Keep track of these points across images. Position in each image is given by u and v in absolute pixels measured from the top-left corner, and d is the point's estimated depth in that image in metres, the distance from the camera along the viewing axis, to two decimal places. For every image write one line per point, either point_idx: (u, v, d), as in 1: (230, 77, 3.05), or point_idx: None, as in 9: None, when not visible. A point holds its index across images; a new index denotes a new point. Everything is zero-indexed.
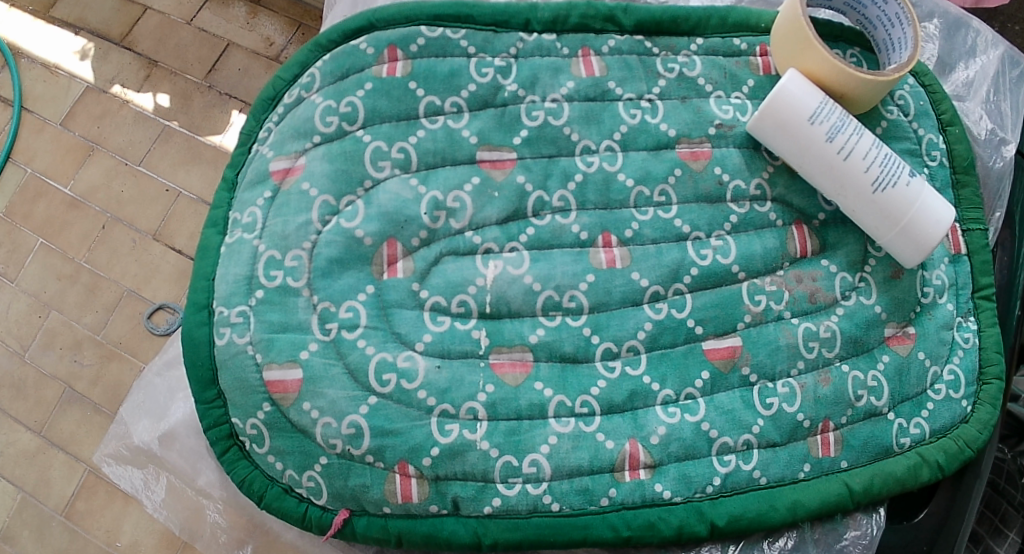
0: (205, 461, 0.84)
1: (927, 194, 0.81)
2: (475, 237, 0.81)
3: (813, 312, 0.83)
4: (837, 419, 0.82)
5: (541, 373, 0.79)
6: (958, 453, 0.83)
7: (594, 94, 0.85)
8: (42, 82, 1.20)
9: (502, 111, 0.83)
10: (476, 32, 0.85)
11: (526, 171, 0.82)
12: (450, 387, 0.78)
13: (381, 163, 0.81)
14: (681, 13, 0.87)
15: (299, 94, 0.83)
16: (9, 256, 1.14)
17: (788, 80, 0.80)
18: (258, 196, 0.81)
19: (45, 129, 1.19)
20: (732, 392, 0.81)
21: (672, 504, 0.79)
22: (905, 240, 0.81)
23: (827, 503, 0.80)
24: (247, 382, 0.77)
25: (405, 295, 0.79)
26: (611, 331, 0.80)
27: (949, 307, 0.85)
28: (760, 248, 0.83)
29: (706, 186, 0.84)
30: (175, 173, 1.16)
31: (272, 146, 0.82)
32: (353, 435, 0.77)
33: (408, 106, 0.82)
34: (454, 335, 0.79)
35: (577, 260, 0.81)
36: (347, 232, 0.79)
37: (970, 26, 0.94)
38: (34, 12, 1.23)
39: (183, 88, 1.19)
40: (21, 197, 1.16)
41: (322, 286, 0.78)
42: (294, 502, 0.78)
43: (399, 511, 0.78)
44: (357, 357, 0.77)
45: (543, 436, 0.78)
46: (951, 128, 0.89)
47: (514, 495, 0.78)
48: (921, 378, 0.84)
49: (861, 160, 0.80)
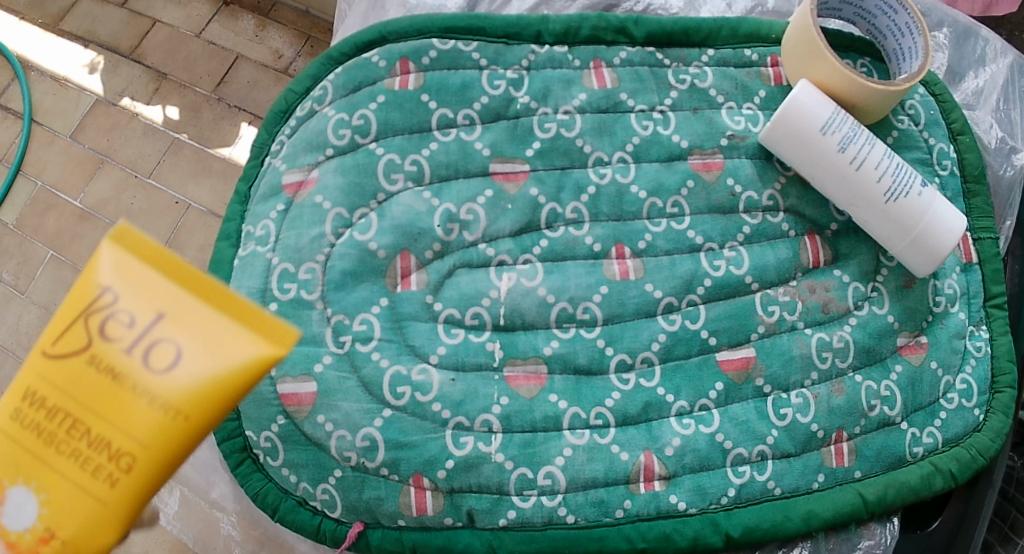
0: (219, 474, 0.84)
1: (939, 204, 0.81)
2: (489, 249, 0.81)
3: (826, 322, 0.83)
4: (850, 429, 0.82)
5: (555, 386, 0.79)
6: (971, 462, 0.83)
7: (607, 106, 0.85)
8: (51, 94, 1.21)
9: (514, 123, 0.83)
10: (488, 44, 0.85)
11: (539, 183, 0.82)
12: (464, 400, 0.78)
13: (394, 176, 0.81)
14: (692, 25, 0.87)
15: (311, 107, 0.83)
16: (21, 268, 1.15)
17: (800, 91, 0.81)
18: (271, 209, 0.81)
19: (56, 142, 1.19)
20: (746, 403, 0.81)
21: (687, 516, 0.79)
22: (917, 251, 0.81)
23: (842, 513, 0.80)
24: (261, 395, 0.77)
25: (419, 307, 0.79)
26: (625, 343, 0.80)
27: (961, 316, 0.85)
28: (773, 259, 0.83)
29: (718, 197, 0.84)
30: (186, 186, 1.16)
31: (284, 159, 0.82)
32: (367, 448, 0.77)
33: (420, 118, 0.82)
34: (469, 348, 0.79)
35: (590, 272, 0.81)
36: (360, 244, 0.79)
37: (978, 35, 0.94)
38: (44, 25, 1.24)
39: (193, 100, 1.19)
40: (31, 209, 1.17)
41: (336, 299, 0.78)
42: (308, 515, 0.78)
43: (414, 524, 0.77)
44: (371, 370, 0.77)
45: (557, 448, 0.78)
46: (962, 137, 0.89)
47: (528, 507, 0.77)
48: (935, 387, 0.83)
49: (873, 170, 0.80)
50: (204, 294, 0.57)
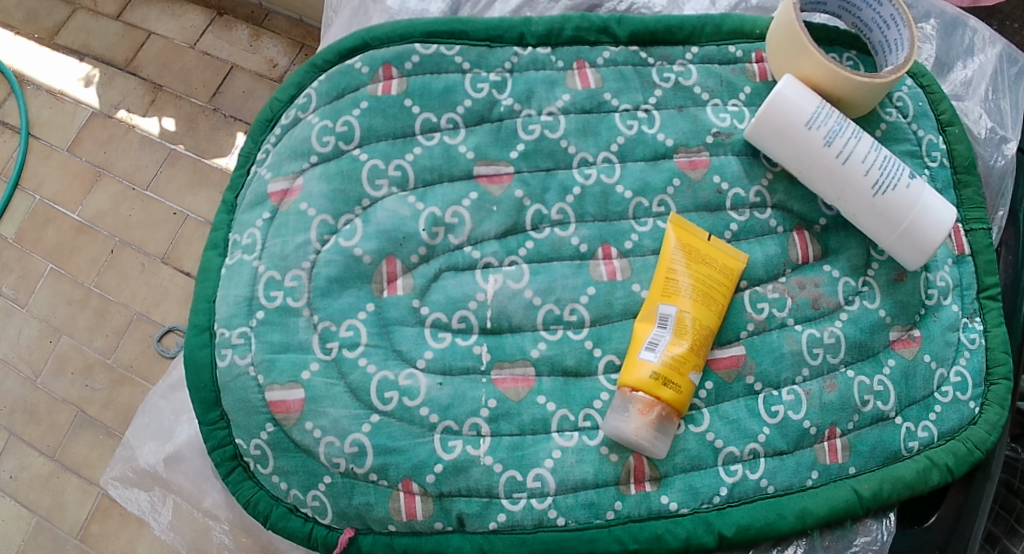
0: (211, 483, 0.84)
1: (928, 195, 0.80)
2: (474, 252, 0.81)
3: (816, 318, 0.83)
4: (843, 425, 0.81)
5: (543, 387, 0.79)
6: (967, 455, 0.82)
7: (591, 106, 0.85)
8: (47, 108, 1.22)
9: (498, 126, 0.83)
10: (470, 48, 0.84)
11: (524, 184, 0.82)
12: (453, 404, 0.77)
13: (378, 182, 0.81)
14: (676, 23, 0.87)
15: (295, 115, 0.83)
16: (20, 282, 1.15)
17: (784, 86, 0.80)
18: (256, 217, 0.81)
19: (52, 155, 1.20)
20: (737, 402, 0.80)
21: (679, 516, 0.78)
22: (906, 244, 0.80)
23: (836, 509, 0.80)
24: (249, 403, 0.78)
25: (405, 312, 0.79)
26: (613, 343, 0.80)
27: (954, 308, 0.85)
28: (761, 255, 0.83)
29: (705, 195, 0.84)
30: (182, 197, 1.16)
31: (270, 167, 0.82)
32: (356, 453, 0.77)
33: (404, 123, 0.82)
34: (456, 351, 0.79)
35: (577, 272, 0.81)
36: (346, 251, 0.79)
37: (967, 24, 0.93)
38: (39, 40, 1.25)
39: (188, 111, 1.20)
40: (30, 223, 1.17)
41: (322, 305, 0.78)
42: (300, 522, 0.78)
43: (404, 529, 0.77)
44: (358, 376, 0.77)
45: (546, 450, 0.78)
46: (951, 129, 0.88)
47: (519, 510, 0.77)
48: (928, 381, 0.83)
49: (860, 164, 0.80)
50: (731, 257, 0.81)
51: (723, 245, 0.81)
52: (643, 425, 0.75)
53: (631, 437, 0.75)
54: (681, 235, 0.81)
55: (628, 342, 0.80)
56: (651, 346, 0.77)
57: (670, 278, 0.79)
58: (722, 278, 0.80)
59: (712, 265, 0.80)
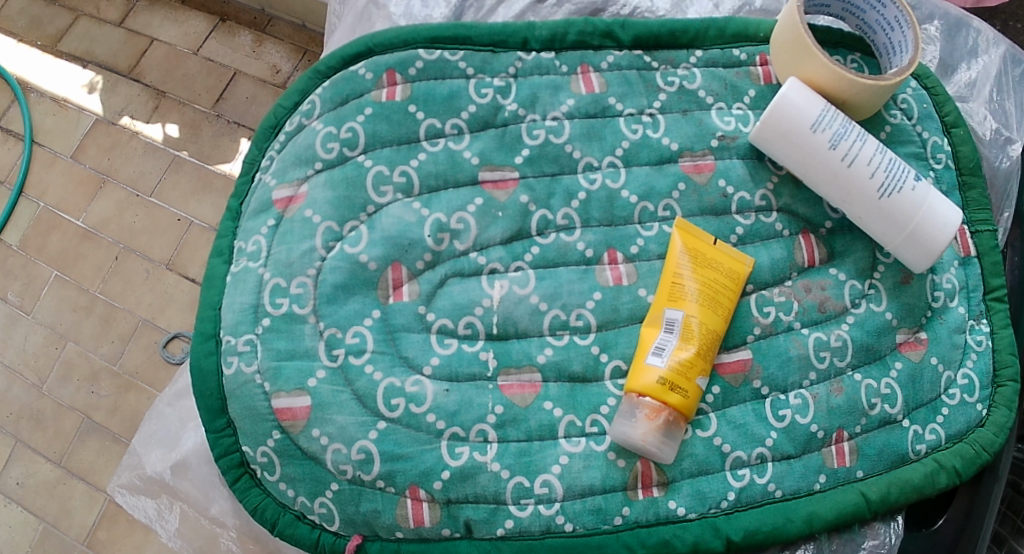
0: (217, 491, 0.84)
1: (934, 197, 0.80)
2: (480, 258, 0.81)
3: (823, 321, 0.82)
4: (851, 428, 0.81)
5: (550, 393, 0.79)
6: (975, 457, 0.82)
7: (595, 111, 0.84)
8: (51, 116, 1.22)
9: (503, 131, 0.83)
10: (474, 53, 0.84)
11: (529, 190, 0.82)
12: (459, 410, 0.77)
13: (383, 188, 0.81)
14: (680, 26, 0.87)
15: (299, 121, 0.83)
16: (25, 289, 1.15)
17: (789, 89, 0.80)
18: (261, 224, 0.81)
19: (57, 163, 1.20)
20: (743, 406, 0.80)
21: (687, 521, 0.78)
22: (913, 246, 0.80)
23: (844, 513, 0.79)
24: (256, 410, 0.78)
25: (411, 319, 0.79)
26: (620, 349, 0.80)
27: (961, 310, 0.84)
28: (767, 259, 0.83)
29: (710, 198, 0.84)
30: (187, 203, 1.17)
31: (274, 174, 0.82)
32: (363, 461, 0.77)
33: (408, 129, 0.82)
34: (462, 358, 0.79)
35: (583, 277, 0.81)
36: (351, 257, 0.79)
37: (971, 25, 0.93)
38: (42, 47, 1.25)
39: (191, 117, 1.20)
40: (34, 230, 1.18)
41: (328, 312, 0.78)
42: (307, 529, 0.78)
43: (412, 535, 0.77)
44: (365, 383, 0.77)
45: (553, 456, 0.78)
46: (956, 130, 0.88)
47: (526, 516, 0.77)
48: (935, 383, 0.83)
49: (866, 166, 0.80)
50: (736, 260, 0.80)
51: (727, 248, 0.81)
52: (652, 430, 0.75)
53: (642, 442, 0.75)
54: (686, 239, 0.81)
55: (634, 347, 0.80)
56: (658, 351, 0.77)
57: (676, 282, 0.79)
58: (727, 281, 0.80)
59: (717, 268, 0.80)
